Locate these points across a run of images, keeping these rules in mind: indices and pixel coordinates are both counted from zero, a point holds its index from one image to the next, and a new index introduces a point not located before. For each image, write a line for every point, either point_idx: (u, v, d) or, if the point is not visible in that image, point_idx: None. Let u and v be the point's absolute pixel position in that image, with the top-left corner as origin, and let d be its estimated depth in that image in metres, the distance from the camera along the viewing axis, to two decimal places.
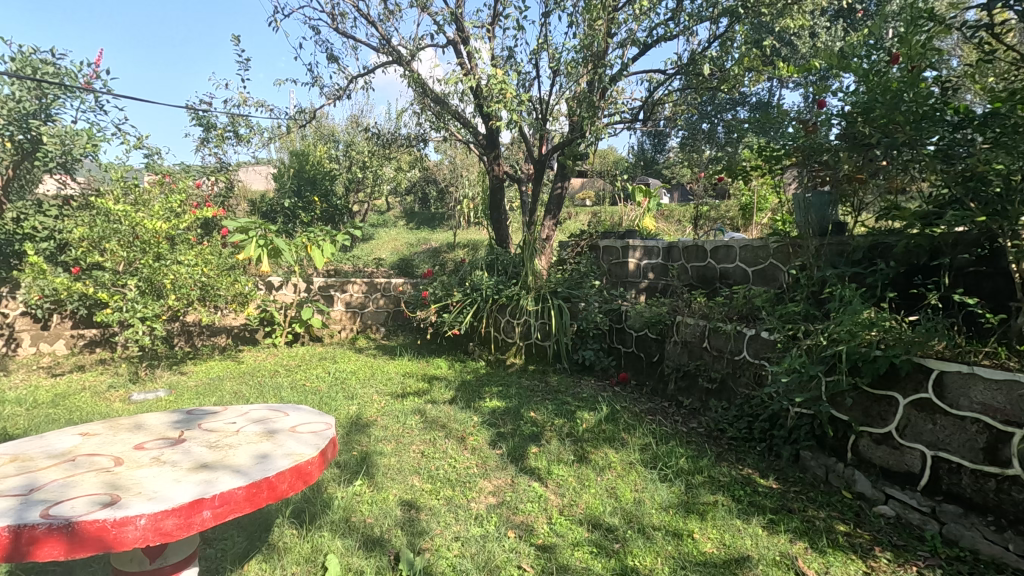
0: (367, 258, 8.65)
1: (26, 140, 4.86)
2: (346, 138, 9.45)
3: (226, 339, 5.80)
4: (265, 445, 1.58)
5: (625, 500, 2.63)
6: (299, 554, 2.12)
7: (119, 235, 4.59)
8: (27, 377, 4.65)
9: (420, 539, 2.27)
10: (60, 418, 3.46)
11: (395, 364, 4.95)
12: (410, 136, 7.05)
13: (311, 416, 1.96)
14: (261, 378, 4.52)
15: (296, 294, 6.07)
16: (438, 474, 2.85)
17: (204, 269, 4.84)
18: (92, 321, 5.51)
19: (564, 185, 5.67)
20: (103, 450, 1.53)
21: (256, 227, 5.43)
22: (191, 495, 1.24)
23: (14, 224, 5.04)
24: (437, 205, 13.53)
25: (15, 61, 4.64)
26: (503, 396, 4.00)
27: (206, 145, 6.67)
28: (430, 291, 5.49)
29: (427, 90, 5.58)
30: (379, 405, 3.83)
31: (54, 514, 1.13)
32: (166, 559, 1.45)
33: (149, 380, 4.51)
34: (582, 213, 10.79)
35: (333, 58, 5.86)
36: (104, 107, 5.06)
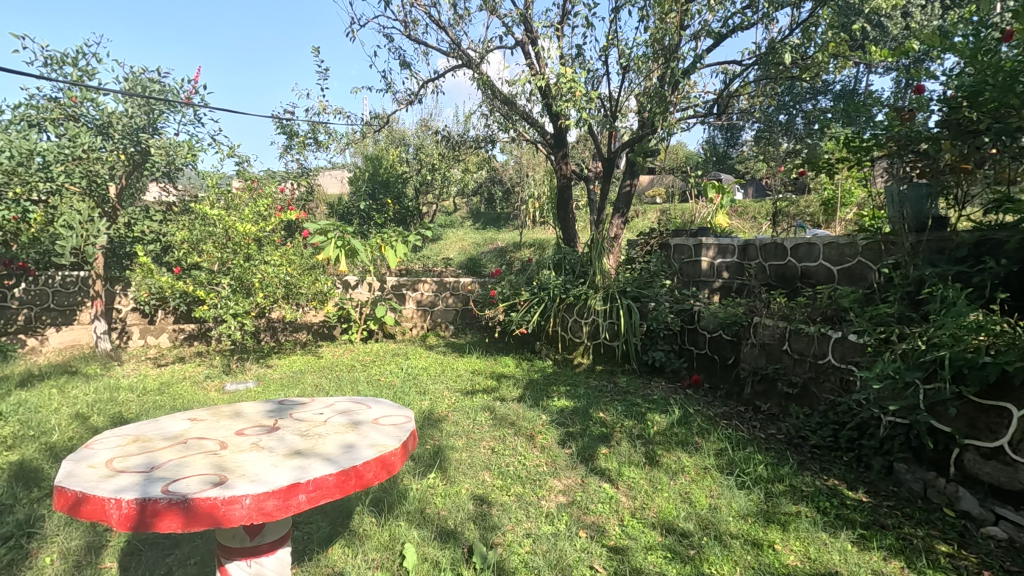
0: (437, 258, 8.88)
1: (137, 152, 5.36)
2: (416, 142, 9.74)
3: (307, 334, 6.14)
4: (351, 435, 1.66)
5: (700, 506, 2.56)
6: (378, 541, 2.22)
7: (215, 237, 4.98)
8: (137, 366, 5.14)
9: (493, 534, 2.31)
10: (167, 405, 3.80)
11: (464, 362, 5.06)
12: (478, 138, 7.17)
13: (391, 409, 2.04)
14: (339, 372, 4.76)
15: (371, 293, 6.33)
16: (509, 470, 2.89)
17: (289, 268, 5.16)
18: (191, 316, 6.00)
19: (633, 183, 5.58)
20: (209, 434, 1.67)
21: (334, 228, 5.71)
22: (289, 479, 1.32)
23: (127, 229, 5.58)
24: (503, 204, 13.67)
25: (129, 81, 5.13)
26: (572, 396, 3.99)
27: (289, 152, 7.09)
28: (498, 290, 5.57)
29: (496, 91, 5.65)
30: (450, 401, 3.93)
31: (172, 490, 1.25)
32: (264, 537, 1.57)
33: (240, 372, 4.87)
34: (651, 211, 10.54)
35: (406, 64, 6.06)
36: (203, 120, 5.50)
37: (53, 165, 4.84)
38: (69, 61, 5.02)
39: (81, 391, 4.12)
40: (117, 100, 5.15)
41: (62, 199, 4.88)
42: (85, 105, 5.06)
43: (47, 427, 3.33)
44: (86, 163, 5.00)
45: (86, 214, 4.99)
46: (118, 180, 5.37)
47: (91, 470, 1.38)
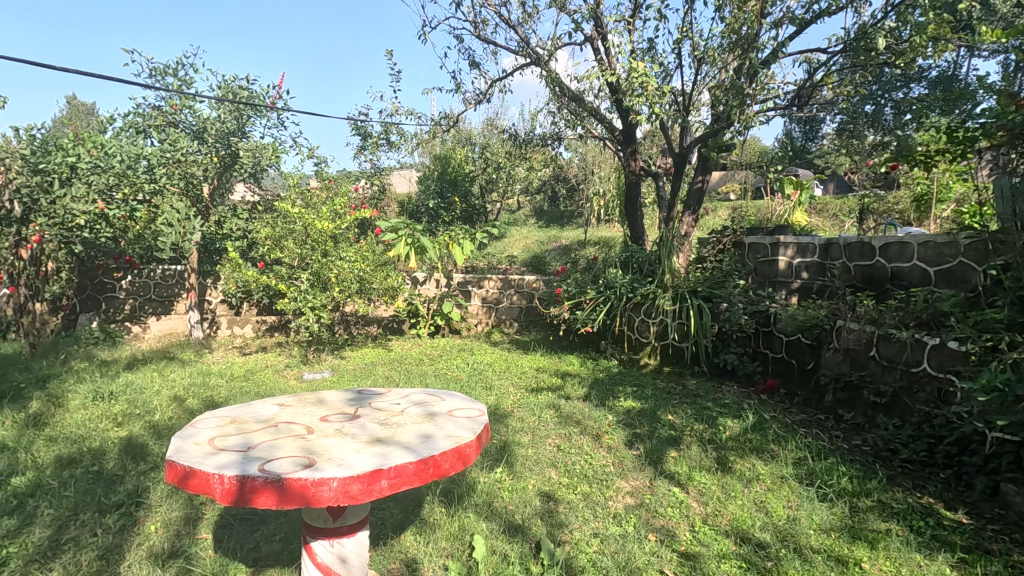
0: (501, 256, 8.96)
1: (227, 155, 5.75)
2: (482, 140, 9.86)
3: (377, 328, 6.36)
4: (427, 426, 1.71)
5: (778, 516, 2.44)
6: (447, 531, 2.27)
7: (295, 234, 5.27)
8: (225, 354, 5.53)
9: (559, 531, 2.31)
10: (252, 391, 4.06)
11: (529, 359, 5.08)
12: (545, 135, 7.16)
13: (465, 402, 2.08)
14: (408, 365, 4.91)
15: (438, 289, 6.48)
16: (575, 469, 2.87)
17: (362, 264, 5.38)
18: (272, 309, 6.38)
19: (705, 179, 5.39)
20: (297, 419, 1.76)
21: (405, 226, 5.89)
22: (372, 465, 1.38)
23: (218, 226, 6.01)
24: (567, 202, 13.58)
25: (221, 88, 5.51)
26: (639, 396, 3.92)
27: (363, 153, 7.37)
28: (563, 288, 5.55)
29: (564, 89, 5.63)
30: (515, 397, 3.96)
31: (268, 469, 1.33)
32: (346, 520, 1.65)
33: (316, 362, 5.13)
34: (722, 208, 10.13)
35: (475, 64, 6.14)
36: (285, 123, 5.83)
37: (156, 167, 5.29)
38: (170, 71, 5.46)
39: (178, 375, 4.49)
40: (212, 106, 5.55)
41: (163, 199, 5.32)
42: (184, 112, 5.49)
43: (150, 407, 3.66)
44: (184, 165, 5.42)
45: (183, 213, 5.42)
46: (211, 181, 5.80)
47: (196, 446, 1.50)
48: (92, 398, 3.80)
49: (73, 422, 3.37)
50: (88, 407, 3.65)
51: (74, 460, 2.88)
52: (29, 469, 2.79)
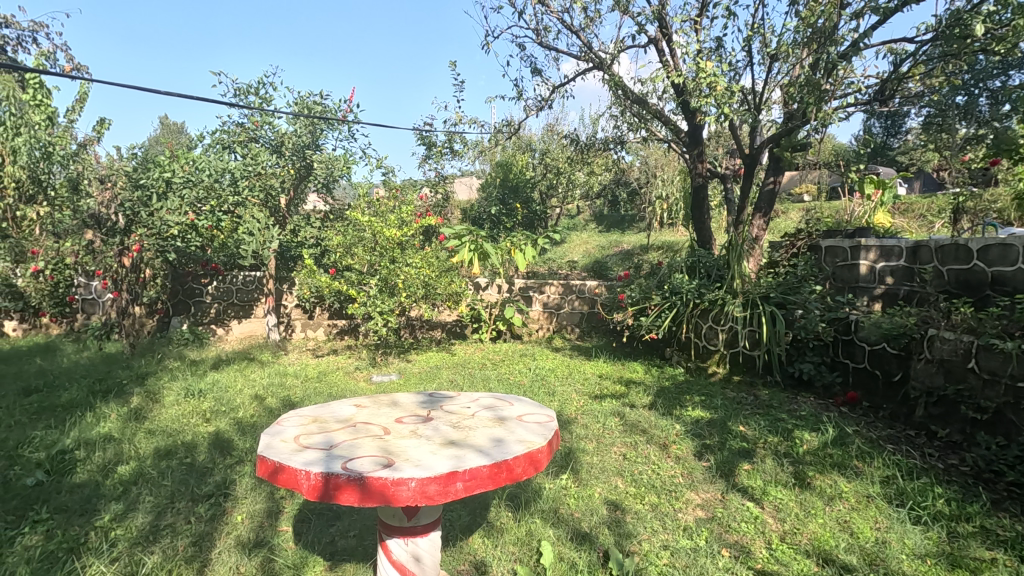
0: (562, 261, 8.93)
1: (303, 167, 6.06)
2: (543, 146, 9.88)
3: (441, 333, 6.50)
4: (499, 430, 1.73)
5: (864, 538, 2.29)
6: (514, 535, 2.29)
7: (364, 242, 5.48)
8: (300, 356, 5.81)
9: (628, 542, 2.28)
10: (324, 392, 4.25)
11: (591, 365, 5.03)
12: (607, 139, 7.09)
13: (534, 407, 2.09)
14: (472, 369, 4.98)
15: (500, 294, 6.55)
16: (642, 478, 2.82)
17: (427, 270, 5.52)
18: (342, 313, 6.65)
19: (777, 180, 5.16)
20: (374, 420, 1.83)
21: (468, 233, 6.00)
22: (447, 467, 1.41)
23: (293, 235, 6.35)
24: (627, 206, 13.36)
25: (298, 105, 5.84)
26: (707, 406, 3.78)
27: (428, 162, 7.56)
28: (627, 294, 5.45)
29: (627, 92, 5.56)
30: (579, 404, 3.93)
31: (350, 468, 1.39)
32: (419, 520, 1.69)
33: (384, 365, 5.30)
34: (795, 210, 9.63)
35: (537, 71, 6.18)
36: (355, 135, 6.08)
37: (239, 180, 5.66)
38: (252, 90, 5.83)
39: (258, 375, 4.77)
40: (289, 121, 5.88)
41: (245, 210, 5.69)
42: (265, 128, 5.85)
43: (234, 405, 3.90)
44: (264, 178, 5.77)
45: (262, 223, 5.75)
46: (288, 192, 6.13)
47: (284, 443, 1.59)
48: (183, 395, 4.10)
49: (169, 417, 3.65)
50: (181, 403, 3.94)
51: (170, 452, 3.12)
52: (132, 459, 3.04)
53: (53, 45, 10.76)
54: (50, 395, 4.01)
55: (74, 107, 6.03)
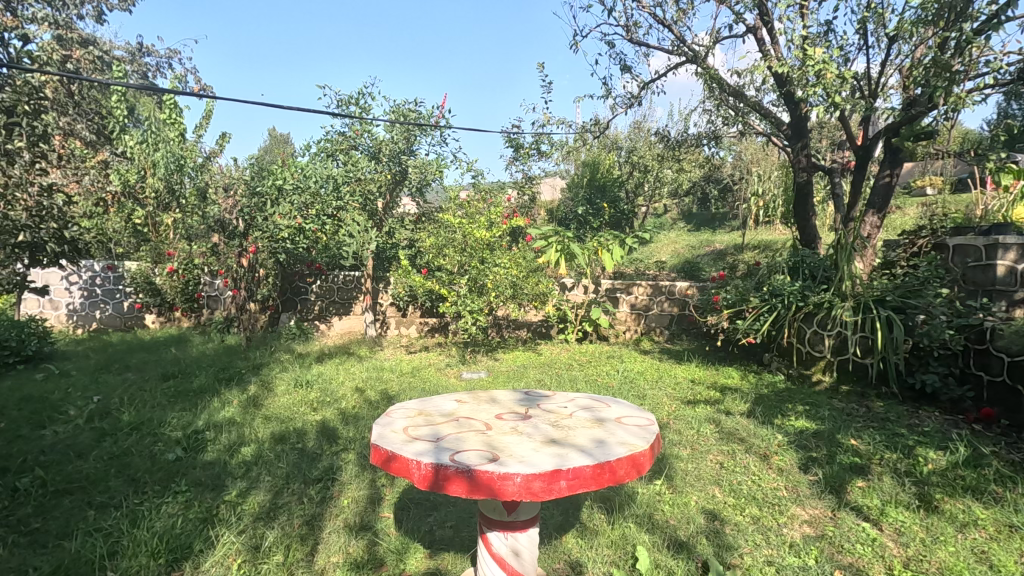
0: (650, 261, 8.71)
1: (399, 172, 6.36)
2: (630, 144, 9.67)
3: (527, 332, 6.55)
4: (599, 431, 1.73)
5: (1006, 572, 2.05)
6: (608, 538, 2.27)
7: (455, 243, 5.64)
8: (394, 352, 6.11)
9: (728, 554, 2.19)
10: (418, 387, 4.45)
11: (682, 369, 4.86)
12: (700, 134, 6.83)
13: (632, 410, 2.06)
14: (559, 369, 4.99)
15: (586, 295, 6.50)
16: (741, 489, 2.69)
17: (515, 270, 5.59)
18: (433, 311, 6.90)
19: (894, 173, 4.70)
20: (475, 415, 1.90)
21: (555, 234, 6.00)
22: (552, 465, 1.44)
23: (389, 237, 6.67)
24: (719, 204, 12.80)
25: (394, 113, 6.13)
26: (813, 416, 3.53)
27: (515, 163, 7.66)
28: (722, 295, 5.18)
29: (723, 85, 5.32)
30: (670, 409, 3.81)
31: (458, 460, 1.46)
32: (519, 515, 1.73)
33: (473, 363, 5.45)
34: (914, 206, 8.75)
35: (627, 68, 6.07)
36: (447, 140, 6.26)
37: (341, 186, 6.04)
38: (353, 101, 6.20)
39: (357, 369, 5.07)
40: (386, 129, 6.16)
41: (346, 214, 6.06)
42: (364, 135, 6.15)
43: (338, 396, 4.18)
44: (363, 184, 6.13)
45: (361, 226, 6.12)
46: (384, 196, 6.44)
47: (395, 434, 1.69)
48: (294, 385, 4.46)
49: (281, 405, 3.98)
50: (291, 392, 4.28)
51: (283, 438, 3.39)
52: (252, 442, 3.34)
53: (183, 68, 12.03)
54: (183, 381, 4.50)
55: (201, 124, 6.71)
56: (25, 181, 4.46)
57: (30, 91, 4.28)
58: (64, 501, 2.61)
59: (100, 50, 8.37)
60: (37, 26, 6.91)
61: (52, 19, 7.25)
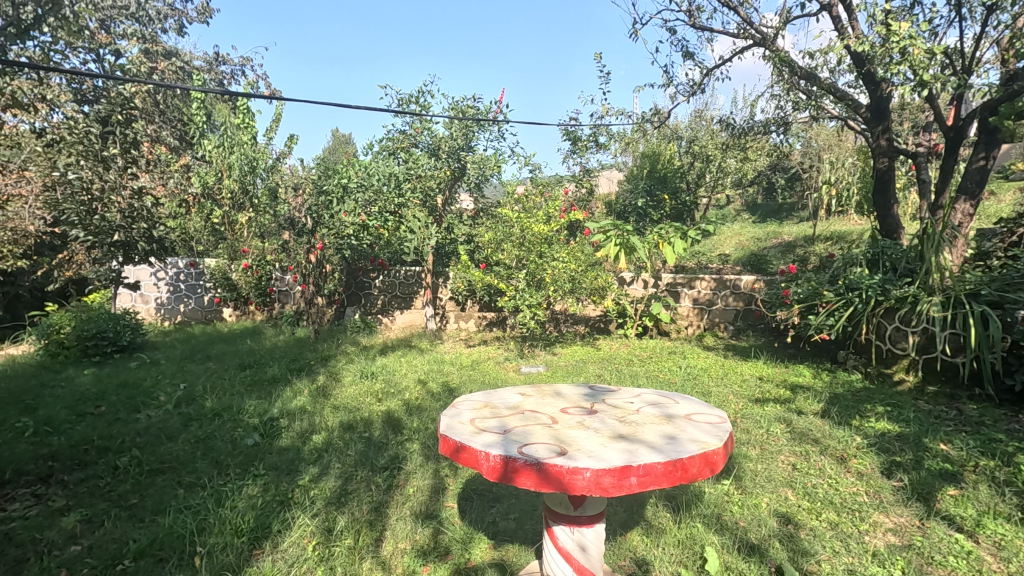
0: (712, 255, 8.42)
1: (458, 168, 6.44)
2: (691, 134, 9.37)
3: (585, 327, 6.49)
4: (669, 428, 1.70)
5: None
6: (676, 537, 2.22)
7: (513, 238, 5.65)
8: (454, 345, 6.21)
9: (804, 559, 2.08)
10: (478, 380, 4.51)
11: (748, 366, 4.68)
12: (767, 121, 6.52)
13: (702, 407, 2.01)
14: (619, 365, 4.91)
15: (646, 289, 6.36)
16: (817, 493, 2.55)
17: (574, 264, 5.55)
18: (491, 305, 6.96)
19: (990, 155, 4.31)
20: (540, 408, 1.91)
21: (614, 227, 5.87)
22: (622, 460, 1.42)
23: (448, 232, 6.77)
24: (786, 193, 12.20)
25: (453, 110, 6.21)
26: (895, 418, 3.31)
27: (573, 157, 7.59)
28: (793, 290, 4.90)
29: (795, 68, 5.04)
30: (738, 407, 3.67)
31: (526, 453, 1.48)
32: (585, 510, 1.71)
33: (531, 357, 5.45)
34: (1011, 191, 7.99)
35: (689, 55, 5.87)
36: (505, 135, 6.27)
37: (402, 183, 6.18)
38: (413, 100, 6.33)
39: (419, 361, 5.19)
40: (445, 126, 6.26)
41: (407, 210, 6.21)
42: (424, 133, 6.26)
43: (401, 388, 4.30)
44: (423, 181, 6.25)
45: (422, 222, 6.26)
46: (443, 192, 6.55)
47: (462, 425, 1.73)
48: (359, 376, 4.62)
49: (348, 395, 4.13)
50: (357, 383, 4.45)
51: (351, 426, 3.52)
52: (323, 430, 3.49)
53: (254, 74, 12.65)
54: (258, 371, 4.77)
55: (271, 127, 7.05)
56: (118, 185, 4.84)
57: (122, 101, 4.69)
58: (158, 480, 2.82)
59: (181, 61, 8.94)
60: (127, 41, 7.47)
61: (140, 34, 7.83)
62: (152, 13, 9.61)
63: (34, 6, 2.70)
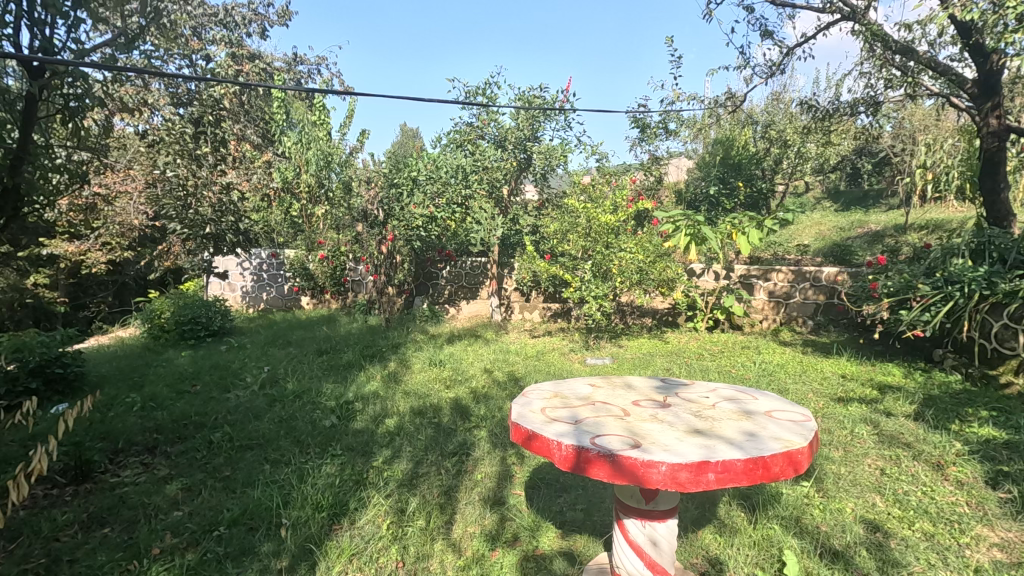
0: (790, 245, 7.97)
1: (524, 159, 6.45)
2: (767, 118, 8.89)
3: (652, 320, 6.34)
4: (748, 424, 1.64)
5: None
6: (751, 538, 2.14)
7: (579, 228, 5.60)
8: (518, 335, 6.25)
9: (895, 570, 1.94)
10: (544, 370, 4.52)
11: (830, 363, 4.41)
12: (855, 101, 6.07)
13: (783, 404, 1.92)
14: (688, 359, 4.77)
15: (717, 282, 6.11)
16: (909, 501, 2.37)
17: (642, 255, 5.41)
18: (556, 296, 6.94)
19: None
20: (612, 400, 1.89)
21: (684, 216, 5.25)
22: (699, 456, 1.38)
23: (513, 223, 6.80)
24: (874, 179, 11.35)
25: (520, 100, 6.20)
26: (1002, 424, 3.02)
27: (641, 145, 7.40)
28: (881, 283, 4.55)
29: (889, 42, 4.65)
30: (818, 405, 3.48)
31: (599, 444, 1.47)
32: (657, 505, 1.69)
33: (597, 349, 5.40)
34: None
35: (768, 34, 5.55)
36: (572, 124, 6.21)
37: (469, 175, 6.26)
38: (481, 92, 6.37)
39: (485, 351, 5.27)
40: (511, 117, 6.27)
41: (474, 202, 6.30)
42: (491, 124, 6.30)
43: (468, 376, 4.39)
44: (490, 172, 6.32)
45: (488, 214, 6.33)
46: (509, 183, 6.58)
47: (534, 414, 1.74)
48: (428, 363, 4.76)
49: (418, 382, 4.27)
50: (426, 370, 4.58)
51: (421, 412, 3.64)
52: (394, 414, 3.62)
53: (329, 72, 13.17)
54: (334, 356, 5.01)
55: (345, 122, 7.32)
56: (209, 181, 5.20)
57: (213, 104, 4.95)
58: (247, 456, 3.03)
59: (264, 63, 9.44)
60: (215, 45, 7.97)
61: (227, 39, 8.34)
62: (239, 19, 10.19)
63: (139, 16, 2.92)
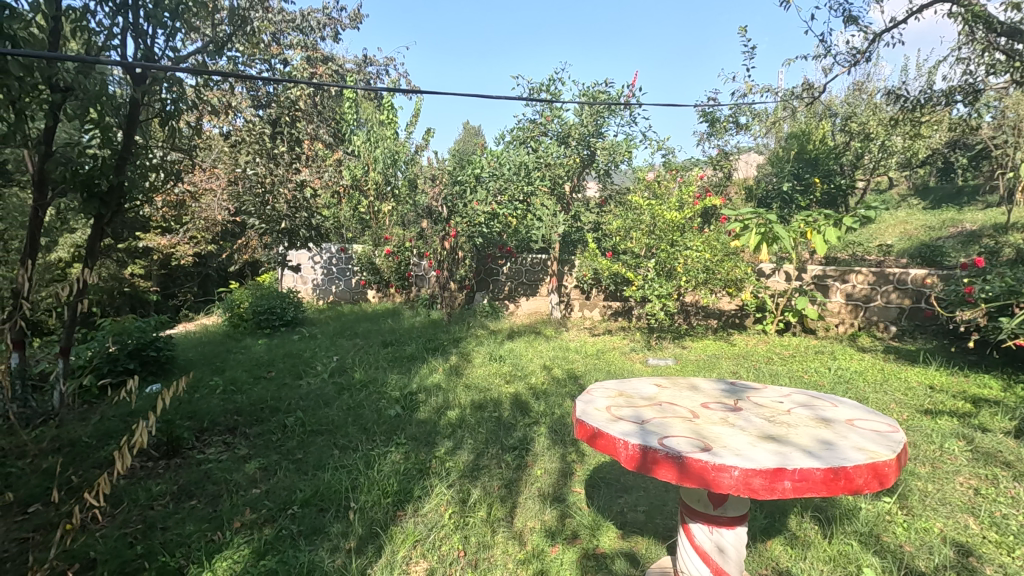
0: (870, 245, 7.48)
1: (587, 155, 6.38)
2: (847, 109, 8.34)
3: (718, 321, 6.13)
4: (826, 433, 1.56)
5: None
6: (826, 553, 2.03)
7: (643, 225, 5.49)
8: (578, 333, 6.22)
9: None
10: (605, 368, 4.47)
11: (915, 372, 4.10)
12: (950, 90, 5.59)
13: (865, 412, 1.81)
14: (755, 362, 4.58)
15: (789, 282, 5.81)
16: (1008, 525, 2.17)
17: (709, 254, 5.23)
18: (617, 295, 6.84)
19: None
20: (678, 401, 1.85)
21: (755, 216, 4.96)
22: (774, 462, 1.33)
23: (575, 220, 6.75)
24: (969, 174, 10.45)
25: (584, 95, 6.15)
26: None
27: (709, 139, 7.15)
28: (978, 287, 4.18)
29: (993, 24, 4.25)
30: (902, 417, 3.24)
31: (666, 445, 1.44)
32: (726, 511, 1.63)
33: (659, 349, 5.28)
34: None
35: (852, 19, 5.21)
36: (637, 119, 6.09)
37: (532, 171, 6.27)
38: (544, 88, 6.37)
39: (544, 347, 5.27)
40: (576, 113, 6.22)
41: (535, 199, 6.31)
42: (554, 121, 6.29)
43: (528, 371, 4.41)
44: (552, 169, 6.30)
45: (550, 211, 6.33)
46: (571, 179, 6.55)
47: (598, 411, 1.73)
48: (489, 358, 4.82)
49: (478, 376, 4.33)
50: (487, 365, 4.63)
51: (482, 405, 3.69)
52: (456, 406, 3.69)
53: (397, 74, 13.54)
54: (398, 348, 5.16)
55: (412, 121, 7.52)
56: (285, 178, 5.47)
57: (288, 105, 5.39)
58: (318, 440, 3.18)
59: (336, 65, 9.83)
60: (293, 49, 8.36)
61: (303, 44, 8.74)
62: (314, 24, 10.64)
63: (228, 24, 3.09)
